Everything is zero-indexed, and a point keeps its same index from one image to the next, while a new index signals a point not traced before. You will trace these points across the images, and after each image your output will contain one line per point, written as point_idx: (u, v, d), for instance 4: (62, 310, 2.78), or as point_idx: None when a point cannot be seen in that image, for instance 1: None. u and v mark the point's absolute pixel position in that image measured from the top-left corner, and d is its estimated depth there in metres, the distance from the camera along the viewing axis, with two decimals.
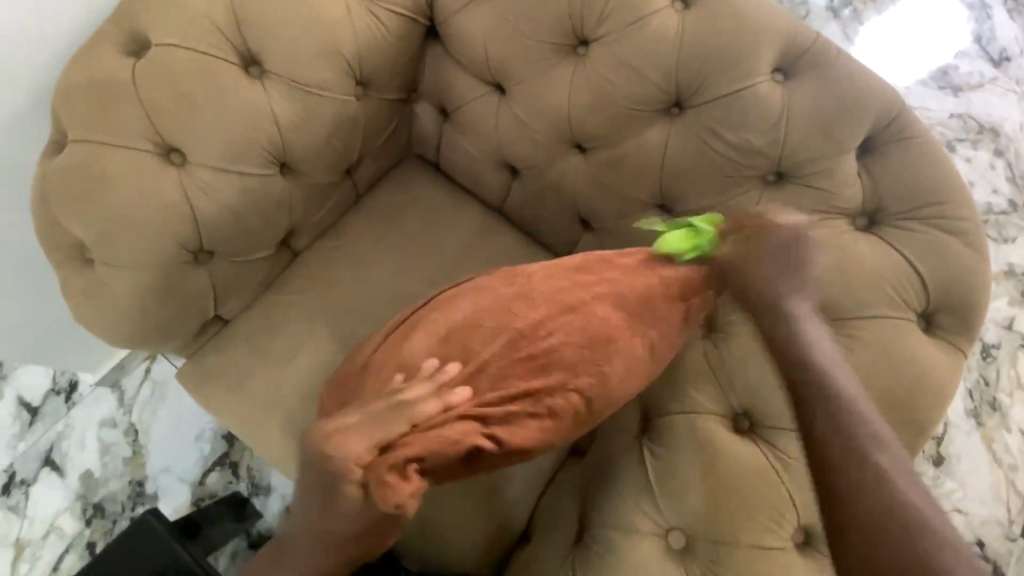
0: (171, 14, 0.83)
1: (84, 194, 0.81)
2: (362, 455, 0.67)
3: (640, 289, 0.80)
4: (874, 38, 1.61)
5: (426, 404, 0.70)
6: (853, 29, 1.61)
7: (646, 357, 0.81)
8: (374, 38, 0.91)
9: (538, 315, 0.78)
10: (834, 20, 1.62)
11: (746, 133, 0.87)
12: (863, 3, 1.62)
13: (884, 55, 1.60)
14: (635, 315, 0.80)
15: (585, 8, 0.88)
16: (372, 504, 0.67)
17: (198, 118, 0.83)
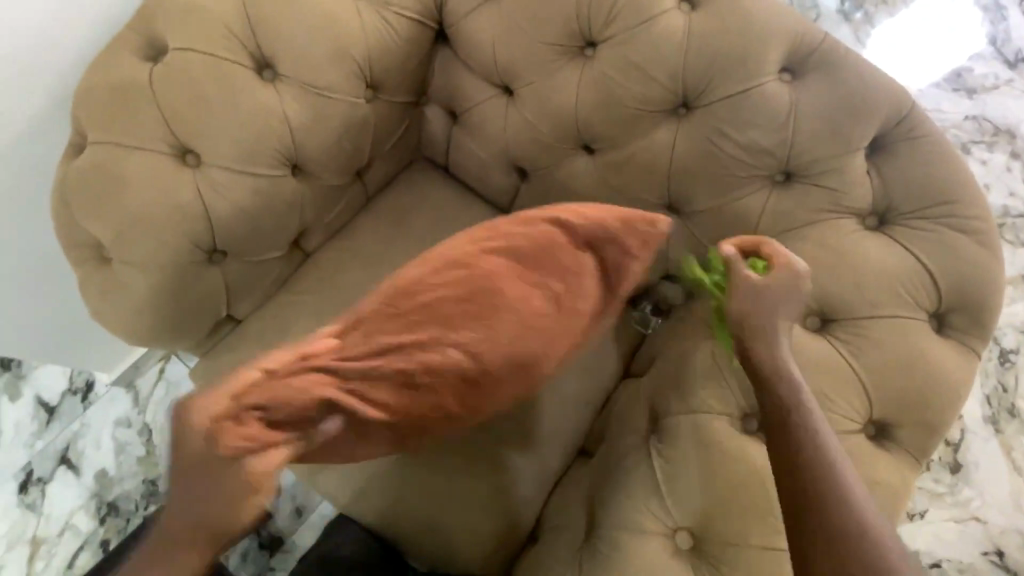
0: (187, 20, 0.85)
1: (103, 194, 0.84)
2: (209, 410, 0.66)
3: (537, 242, 0.82)
4: (886, 41, 1.60)
5: (278, 356, 0.71)
6: (865, 32, 1.60)
7: (544, 310, 0.81)
8: (384, 41, 0.92)
9: (422, 274, 0.79)
10: (845, 23, 1.61)
11: (753, 133, 0.87)
12: (875, 5, 1.61)
13: (895, 58, 1.59)
14: (531, 270, 0.82)
15: (592, 10, 0.89)
16: (215, 448, 0.65)
17: (213, 121, 0.85)
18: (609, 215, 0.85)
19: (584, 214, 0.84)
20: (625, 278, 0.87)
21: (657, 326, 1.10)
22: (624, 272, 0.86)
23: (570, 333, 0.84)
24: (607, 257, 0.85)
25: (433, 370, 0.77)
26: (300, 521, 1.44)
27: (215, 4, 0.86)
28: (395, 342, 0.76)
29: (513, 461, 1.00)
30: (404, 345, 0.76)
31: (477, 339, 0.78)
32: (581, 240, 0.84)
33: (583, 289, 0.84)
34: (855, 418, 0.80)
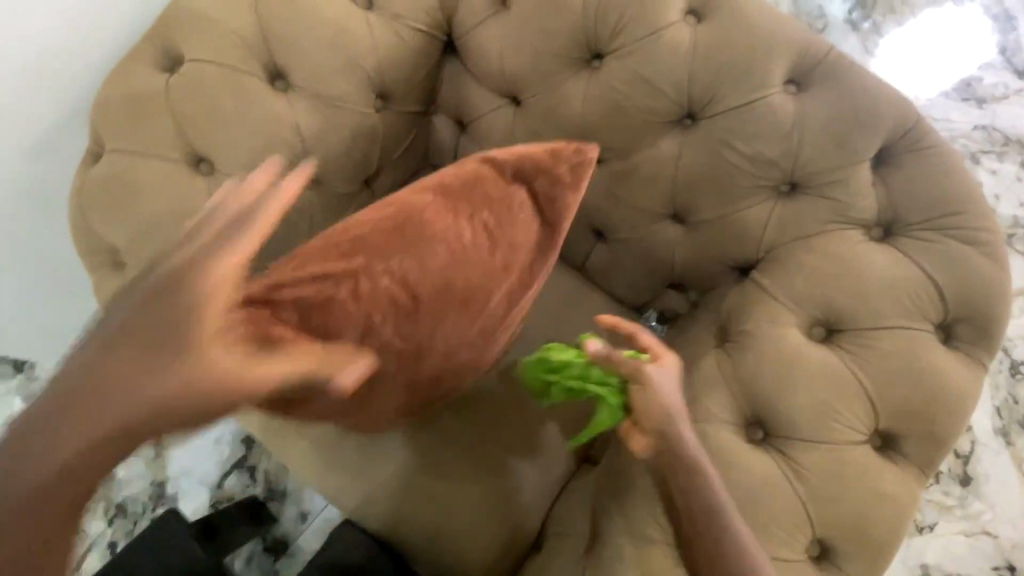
0: (203, 32, 0.87)
1: (119, 201, 0.85)
2: None
3: (466, 176, 0.82)
4: (895, 50, 1.60)
5: None
6: (873, 42, 1.61)
7: (481, 239, 0.79)
8: (394, 53, 0.94)
9: (356, 215, 0.79)
10: (853, 33, 1.61)
11: (758, 143, 0.88)
12: (883, 15, 1.61)
13: (905, 67, 1.60)
14: (458, 203, 0.80)
15: (598, 22, 0.91)
16: None
17: (227, 130, 0.87)
18: (532, 150, 0.85)
19: (508, 153, 0.85)
20: (563, 210, 0.85)
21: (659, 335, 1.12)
22: (562, 206, 0.85)
23: (515, 265, 0.82)
24: (542, 190, 0.85)
25: (359, 295, 0.73)
26: (305, 525, 1.45)
27: (230, 17, 0.88)
28: (324, 271, 0.73)
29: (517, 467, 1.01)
30: (334, 274, 0.73)
31: (411, 265, 0.75)
32: (508, 172, 0.84)
33: (516, 220, 0.82)
34: (861, 429, 0.80)
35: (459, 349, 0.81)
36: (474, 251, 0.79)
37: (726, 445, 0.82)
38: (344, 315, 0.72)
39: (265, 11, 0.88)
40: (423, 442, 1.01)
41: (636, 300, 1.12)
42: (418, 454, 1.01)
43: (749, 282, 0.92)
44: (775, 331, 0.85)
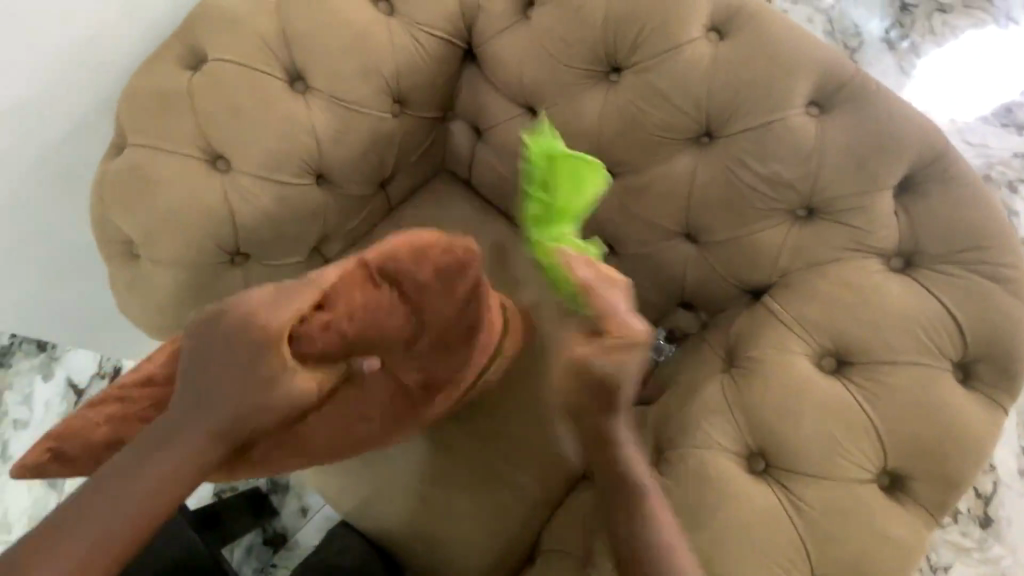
0: (227, 32, 0.89)
1: (135, 194, 0.87)
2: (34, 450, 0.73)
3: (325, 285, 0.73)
4: (933, 71, 1.55)
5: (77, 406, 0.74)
6: (909, 62, 1.56)
7: (360, 340, 0.78)
8: (412, 59, 0.95)
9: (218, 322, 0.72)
10: (888, 53, 1.57)
11: (776, 165, 0.85)
12: (922, 34, 1.56)
13: (942, 89, 1.55)
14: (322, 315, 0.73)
15: (617, 36, 0.90)
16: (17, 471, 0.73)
17: (244, 129, 0.88)
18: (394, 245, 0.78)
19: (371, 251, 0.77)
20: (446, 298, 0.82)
21: (669, 354, 1.11)
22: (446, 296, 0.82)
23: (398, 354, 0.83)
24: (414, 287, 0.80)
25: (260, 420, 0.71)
26: (304, 519, 1.46)
27: (254, 17, 0.89)
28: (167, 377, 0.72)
29: (515, 480, 1.00)
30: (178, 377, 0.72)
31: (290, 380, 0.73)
32: (373, 273, 0.77)
33: (391, 317, 0.80)
34: (869, 467, 0.77)
35: (353, 422, 0.82)
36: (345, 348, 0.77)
37: (726, 474, 0.80)
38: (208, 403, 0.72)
39: (289, 13, 0.89)
40: (422, 448, 1.01)
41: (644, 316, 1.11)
42: (416, 459, 1.01)
43: (759, 305, 0.90)
44: (783, 358, 0.83)
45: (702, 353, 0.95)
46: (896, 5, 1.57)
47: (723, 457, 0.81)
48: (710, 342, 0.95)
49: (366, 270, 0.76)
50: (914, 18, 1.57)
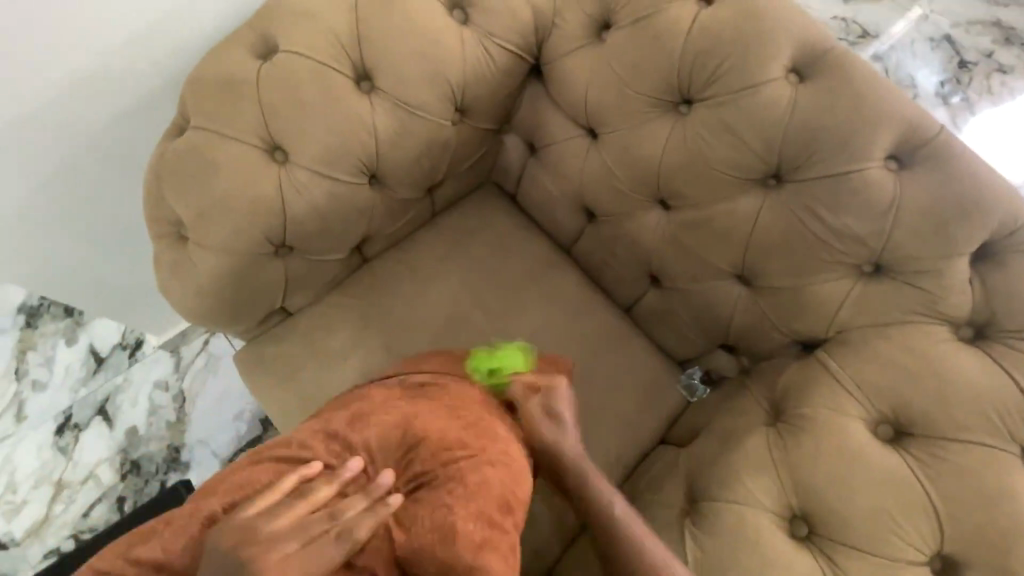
0: (300, 24, 0.88)
1: (191, 178, 0.86)
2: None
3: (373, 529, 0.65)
4: (989, 129, 1.50)
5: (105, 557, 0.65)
6: (963, 118, 1.51)
7: None
8: (481, 71, 0.93)
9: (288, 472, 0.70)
10: (941, 107, 1.53)
11: (847, 217, 0.82)
12: (977, 93, 1.52)
13: (998, 149, 1.49)
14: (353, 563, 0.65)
15: (694, 68, 0.87)
16: None
17: (306, 123, 0.87)
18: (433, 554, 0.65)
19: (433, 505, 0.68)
20: None
21: (703, 395, 1.07)
22: None
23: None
24: None
25: None
26: None
27: (329, 14, 0.88)
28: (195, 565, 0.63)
29: (536, 511, 0.97)
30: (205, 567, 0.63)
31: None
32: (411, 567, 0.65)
33: None
34: (922, 549, 0.73)
35: None
36: None
37: (766, 534, 0.76)
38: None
39: (364, 14, 0.88)
40: None
41: (682, 353, 1.08)
42: None
43: (811, 358, 0.87)
44: (837, 420, 0.79)
45: (746, 402, 0.91)
46: (955, 61, 1.55)
47: (764, 516, 0.78)
48: (753, 391, 0.92)
49: (400, 553, 0.65)
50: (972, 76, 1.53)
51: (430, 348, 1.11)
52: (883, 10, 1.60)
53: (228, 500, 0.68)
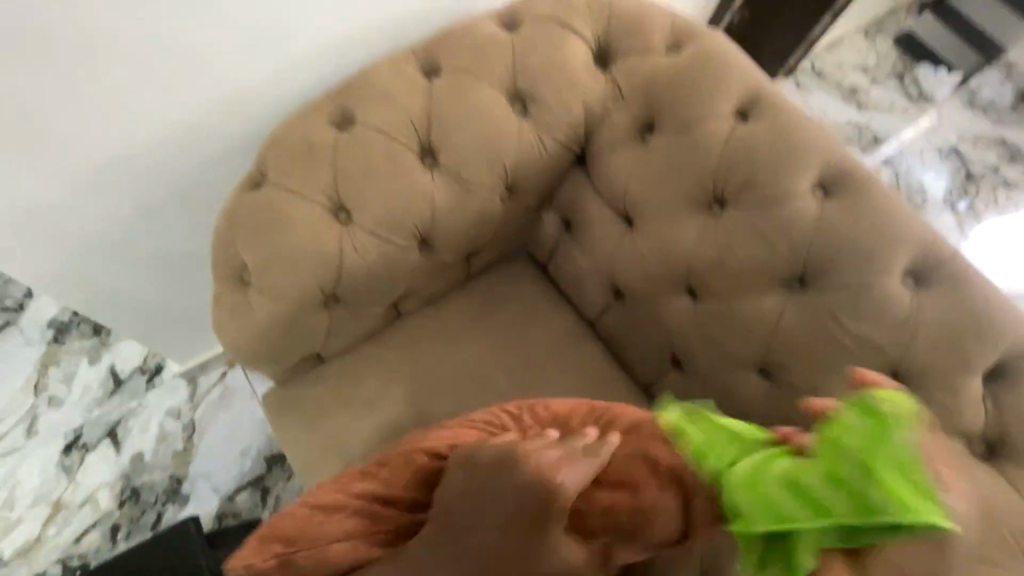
0: (378, 104, 0.98)
1: (262, 228, 0.93)
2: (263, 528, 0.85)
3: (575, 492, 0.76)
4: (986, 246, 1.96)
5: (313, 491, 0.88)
6: (968, 226, 1.99)
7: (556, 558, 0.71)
8: (534, 157, 1.02)
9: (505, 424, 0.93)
10: (948, 214, 2.00)
11: (867, 325, 0.88)
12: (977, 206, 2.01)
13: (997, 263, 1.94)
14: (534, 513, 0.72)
15: (729, 176, 0.96)
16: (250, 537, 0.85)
17: (373, 189, 0.95)
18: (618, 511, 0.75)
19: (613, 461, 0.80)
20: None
21: None
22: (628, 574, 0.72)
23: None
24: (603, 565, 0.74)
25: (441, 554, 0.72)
26: None
27: (405, 97, 0.99)
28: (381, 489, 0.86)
29: None
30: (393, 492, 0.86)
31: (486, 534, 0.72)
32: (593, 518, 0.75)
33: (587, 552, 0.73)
34: None
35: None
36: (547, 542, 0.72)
37: None
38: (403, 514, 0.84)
39: (436, 100, 0.99)
40: None
41: None
42: None
43: None
44: None
45: None
46: (964, 172, 2.06)
47: None
48: None
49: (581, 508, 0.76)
50: (978, 189, 2.03)
51: (453, 407, 1.14)
52: (895, 113, 2.12)
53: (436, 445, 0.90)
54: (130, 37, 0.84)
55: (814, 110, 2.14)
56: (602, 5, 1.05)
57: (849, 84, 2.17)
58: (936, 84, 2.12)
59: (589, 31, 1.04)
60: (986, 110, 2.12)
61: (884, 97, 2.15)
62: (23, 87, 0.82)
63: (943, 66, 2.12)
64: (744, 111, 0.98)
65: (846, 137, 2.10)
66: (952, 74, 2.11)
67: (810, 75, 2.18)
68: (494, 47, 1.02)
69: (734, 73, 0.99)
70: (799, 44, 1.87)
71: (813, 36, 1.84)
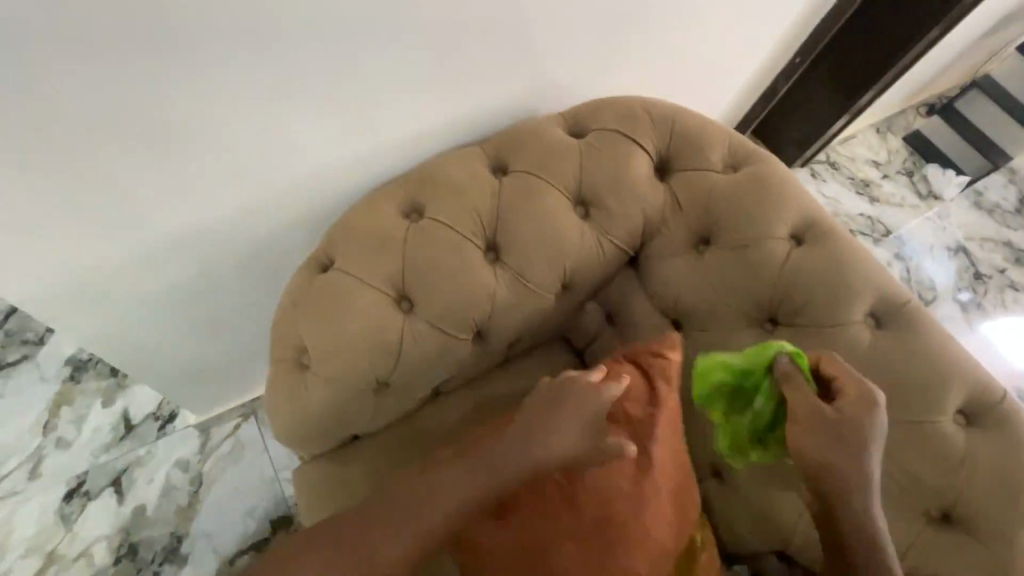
0: (449, 199, 1.02)
1: (327, 313, 0.94)
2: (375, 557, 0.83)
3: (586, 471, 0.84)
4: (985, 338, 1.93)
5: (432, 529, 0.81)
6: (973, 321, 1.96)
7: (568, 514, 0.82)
8: (593, 260, 1.05)
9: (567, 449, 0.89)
10: (957, 310, 1.98)
11: (921, 463, 0.88)
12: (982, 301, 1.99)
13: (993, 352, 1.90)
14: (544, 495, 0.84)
15: (785, 298, 0.99)
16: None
17: (438, 282, 0.97)
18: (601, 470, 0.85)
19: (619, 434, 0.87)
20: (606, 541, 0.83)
21: None
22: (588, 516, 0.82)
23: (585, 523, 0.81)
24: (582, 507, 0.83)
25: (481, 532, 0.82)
26: None
27: (474, 193, 1.02)
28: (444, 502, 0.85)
29: None
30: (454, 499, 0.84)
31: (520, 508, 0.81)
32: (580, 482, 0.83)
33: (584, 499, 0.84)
34: None
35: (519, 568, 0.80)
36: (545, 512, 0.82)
37: None
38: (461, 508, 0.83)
39: (503, 198, 1.02)
40: None
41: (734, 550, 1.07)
42: None
43: None
44: None
45: None
46: (972, 271, 2.05)
47: None
48: None
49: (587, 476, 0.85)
50: (987, 289, 2.01)
51: None
52: (904, 211, 2.21)
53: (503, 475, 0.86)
54: (233, 126, 0.87)
55: (829, 199, 2.21)
56: (665, 119, 1.11)
57: (862, 177, 2.26)
58: (944, 182, 2.18)
59: (651, 143, 1.09)
60: (993, 212, 2.15)
61: (894, 192, 2.24)
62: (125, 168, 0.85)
63: (950, 168, 2.21)
64: (799, 235, 1.02)
65: (857, 228, 2.17)
66: (959, 176, 2.17)
67: (826, 165, 2.26)
68: (563, 153, 1.06)
69: (792, 197, 1.04)
70: (815, 137, 1.90)
71: (831, 133, 1.88)
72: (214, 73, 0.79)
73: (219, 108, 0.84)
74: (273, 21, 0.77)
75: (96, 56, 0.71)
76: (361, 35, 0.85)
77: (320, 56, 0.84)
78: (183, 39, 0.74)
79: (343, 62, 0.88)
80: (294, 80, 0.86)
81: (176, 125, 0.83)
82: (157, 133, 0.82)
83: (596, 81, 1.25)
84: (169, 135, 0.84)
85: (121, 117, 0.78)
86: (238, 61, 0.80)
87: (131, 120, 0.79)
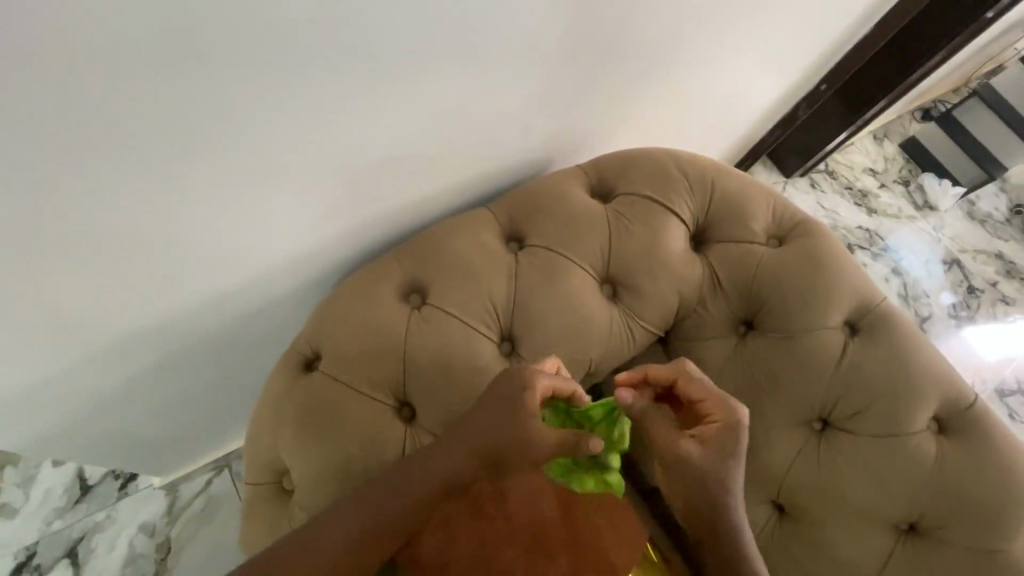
0: (456, 282, 0.87)
1: (316, 429, 0.80)
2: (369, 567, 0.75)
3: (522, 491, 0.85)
4: (974, 344, 1.63)
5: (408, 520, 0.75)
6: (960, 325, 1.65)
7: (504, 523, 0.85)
8: (620, 347, 0.91)
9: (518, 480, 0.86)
10: (951, 318, 1.66)
11: None
12: (975, 307, 1.68)
13: (979, 360, 1.61)
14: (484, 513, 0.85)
15: (841, 398, 0.87)
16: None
17: (445, 386, 0.82)
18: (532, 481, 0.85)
19: None
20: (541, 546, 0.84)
21: None
22: (535, 531, 0.85)
23: (528, 538, 0.84)
24: (528, 517, 0.85)
25: (442, 542, 0.84)
26: None
27: (487, 276, 0.87)
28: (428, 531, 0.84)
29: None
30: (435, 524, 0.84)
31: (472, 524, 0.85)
32: (507, 495, 0.85)
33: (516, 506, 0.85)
34: None
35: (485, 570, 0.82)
36: (482, 530, 0.84)
37: None
38: (443, 539, 0.84)
39: (520, 282, 0.88)
40: None
41: None
42: None
43: None
44: None
45: None
46: (964, 285, 1.71)
47: None
48: None
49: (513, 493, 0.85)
50: (980, 304, 1.69)
51: None
52: (903, 225, 1.81)
53: (480, 507, 0.85)
54: (198, 223, 0.70)
55: (827, 212, 1.79)
56: (702, 180, 0.97)
57: (861, 187, 1.86)
58: (939, 193, 1.84)
59: (687, 210, 0.95)
60: (984, 222, 1.86)
61: (892, 203, 1.85)
62: (53, 283, 0.66)
63: (947, 177, 1.87)
64: (853, 323, 0.91)
65: (857, 244, 1.75)
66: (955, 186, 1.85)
67: (825, 174, 1.86)
68: (588, 223, 0.92)
69: (847, 279, 0.92)
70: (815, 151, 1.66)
71: (831, 147, 1.64)
72: (178, 174, 0.62)
73: (180, 209, 0.66)
74: (248, 101, 0.59)
75: (15, 182, 0.53)
76: (354, 97, 0.67)
77: (302, 132, 0.67)
78: (135, 146, 0.56)
79: (330, 130, 0.69)
80: (269, 163, 0.68)
81: (129, 232, 0.65)
82: (99, 244, 0.65)
83: (604, 117, 1.09)
84: (119, 244, 0.66)
85: (46, 231, 0.59)
86: (208, 158, 0.62)
87: (68, 236, 0.61)
